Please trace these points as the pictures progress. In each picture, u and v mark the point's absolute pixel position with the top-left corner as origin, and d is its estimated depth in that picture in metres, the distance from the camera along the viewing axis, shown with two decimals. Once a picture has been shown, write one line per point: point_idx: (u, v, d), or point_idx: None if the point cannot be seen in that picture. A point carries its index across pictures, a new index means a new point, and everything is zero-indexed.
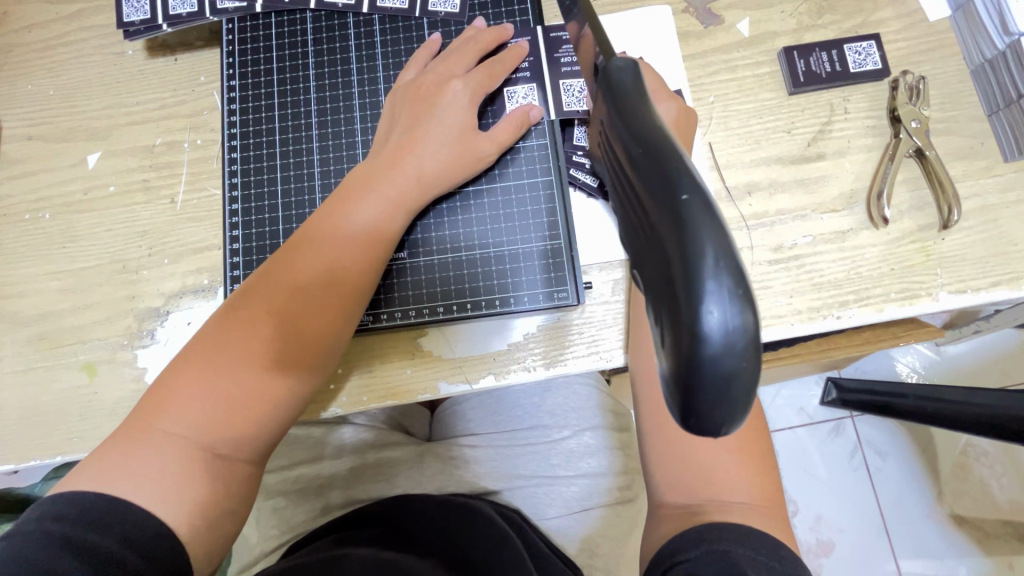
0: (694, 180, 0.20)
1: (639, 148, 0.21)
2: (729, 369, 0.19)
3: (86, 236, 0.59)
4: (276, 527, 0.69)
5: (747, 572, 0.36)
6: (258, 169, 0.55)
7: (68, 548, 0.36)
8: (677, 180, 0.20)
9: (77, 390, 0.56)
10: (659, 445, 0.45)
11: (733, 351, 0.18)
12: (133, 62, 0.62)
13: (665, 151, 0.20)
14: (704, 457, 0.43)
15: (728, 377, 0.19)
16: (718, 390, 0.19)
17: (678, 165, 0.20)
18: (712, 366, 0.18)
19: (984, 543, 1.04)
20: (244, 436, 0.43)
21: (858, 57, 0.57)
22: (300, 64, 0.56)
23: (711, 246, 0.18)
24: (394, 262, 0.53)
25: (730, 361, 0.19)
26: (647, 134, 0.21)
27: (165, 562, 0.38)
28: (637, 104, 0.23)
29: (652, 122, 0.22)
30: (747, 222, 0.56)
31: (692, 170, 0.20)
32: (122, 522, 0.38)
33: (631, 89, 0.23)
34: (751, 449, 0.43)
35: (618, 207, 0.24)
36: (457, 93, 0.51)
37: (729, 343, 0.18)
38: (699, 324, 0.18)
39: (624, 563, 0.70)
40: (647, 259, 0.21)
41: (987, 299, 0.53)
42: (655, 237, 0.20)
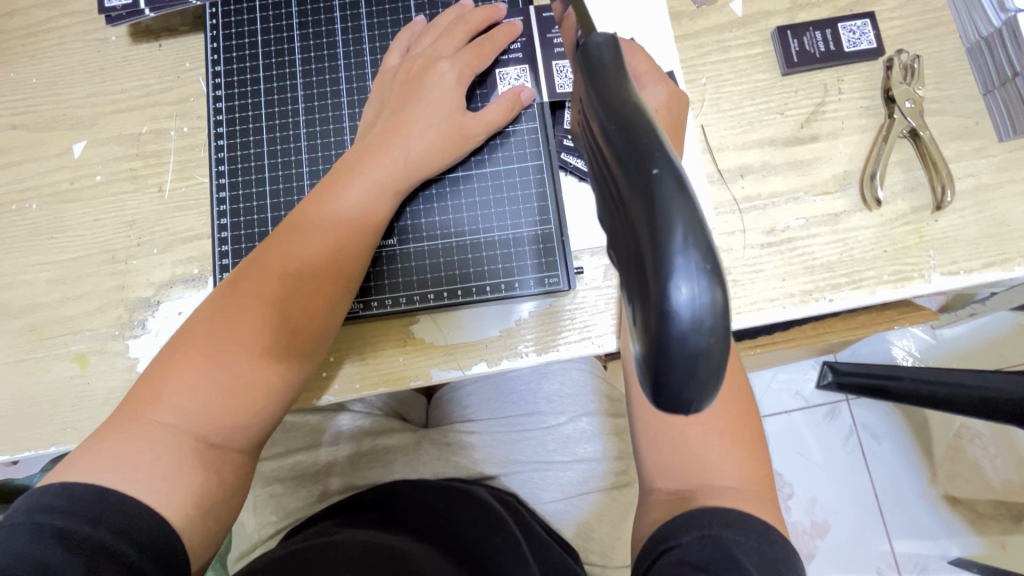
0: (667, 155, 0.19)
1: (614, 125, 0.21)
2: (698, 348, 0.19)
3: (74, 226, 0.59)
4: (273, 513, 0.70)
5: (740, 557, 0.36)
6: (244, 156, 0.54)
7: (58, 540, 0.36)
8: (648, 155, 0.19)
9: (69, 381, 0.56)
10: (652, 422, 0.45)
11: (701, 328, 0.18)
12: (117, 48, 0.61)
13: (639, 127, 0.20)
14: (696, 435, 0.43)
15: (695, 355, 0.19)
16: (687, 367, 0.19)
17: (651, 142, 0.20)
18: (680, 344, 0.18)
19: (976, 523, 1.06)
20: (234, 425, 0.43)
21: (852, 36, 0.57)
22: (286, 49, 0.55)
23: (680, 222, 0.18)
24: (383, 248, 0.53)
25: (698, 339, 0.19)
26: (621, 111, 0.21)
27: (159, 550, 0.38)
28: (614, 80, 0.22)
29: (628, 98, 0.22)
30: (740, 205, 0.55)
31: (665, 145, 0.20)
32: (113, 513, 0.38)
33: (610, 66, 0.23)
34: (742, 431, 0.44)
35: (594, 187, 0.24)
36: (445, 74, 0.50)
37: (698, 321, 0.18)
38: (667, 302, 0.18)
39: (621, 546, 0.71)
40: (621, 238, 0.21)
41: (978, 281, 0.53)
42: (627, 215, 0.20)
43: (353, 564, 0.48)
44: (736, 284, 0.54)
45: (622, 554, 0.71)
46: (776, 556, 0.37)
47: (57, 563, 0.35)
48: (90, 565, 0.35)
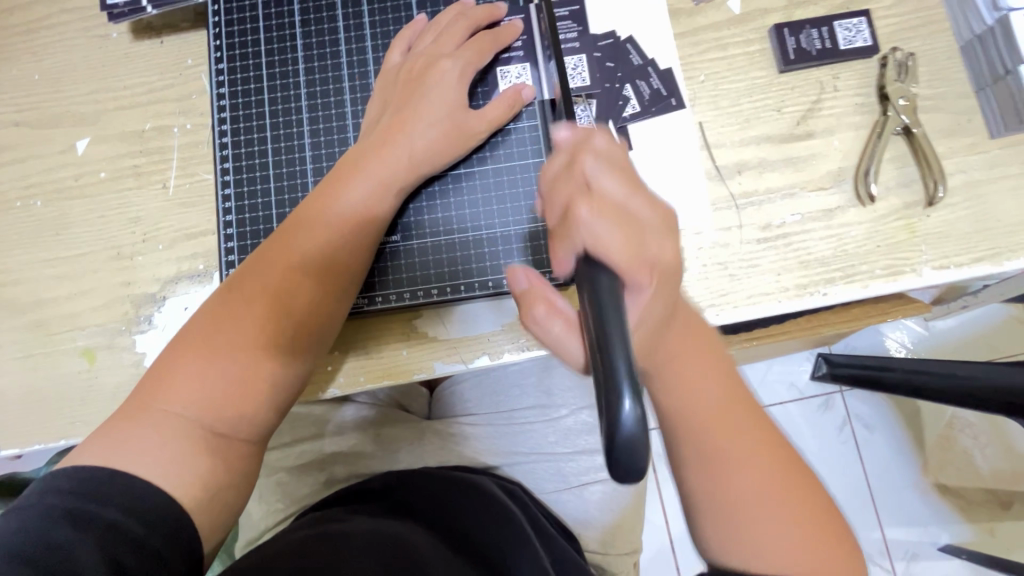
0: (619, 314, 0.30)
1: (591, 290, 0.32)
2: (631, 436, 0.27)
3: (79, 223, 0.59)
4: (280, 502, 0.71)
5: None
6: (249, 154, 0.55)
7: (70, 520, 0.37)
8: (603, 313, 0.30)
9: (78, 375, 0.56)
10: (710, 506, 0.40)
11: (636, 433, 0.28)
12: (118, 45, 0.61)
13: (603, 291, 0.32)
14: (761, 519, 0.39)
15: (630, 440, 0.28)
16: (625, 449, 0.28)
17: (608, 303, 0.31)
18: (620, 430, 0.28)
19: (965, 509, 1.09)
20: (242, 414, 0.44)
21: (848, 34, 0.57)
22: (289, 46, 0.56)
23: (621, 362, 0.28)
24: (386, 244, 0.53)
25: (631, 429, 0.27)
26: (593, 285, 0.32)
27: (168, 529, 0.39)
28: (594, 280, 0.33)
29: (599, 278, 0.32)
30: (737, 201, 0.56)
31: (617, 305, 0.31)
32: (123, 495, 0.39)
33: (586, 229, 0.35)
34: (807, 506, 0.40)
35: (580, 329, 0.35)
36: (447, 72, 0.50)
37: (633, 428, 0.27)
38: (610, 401, 0.28)
39: (620, 535, 0.74)
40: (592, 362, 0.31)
41: (969, 275, 0.54)
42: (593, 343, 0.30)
43: (369, 557, 0.49)
44: (733, 279, 0.55)
45: (620, 540, 0.74)
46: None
47: (70, 541, 0.36)
48: (103, 542, 0.37)
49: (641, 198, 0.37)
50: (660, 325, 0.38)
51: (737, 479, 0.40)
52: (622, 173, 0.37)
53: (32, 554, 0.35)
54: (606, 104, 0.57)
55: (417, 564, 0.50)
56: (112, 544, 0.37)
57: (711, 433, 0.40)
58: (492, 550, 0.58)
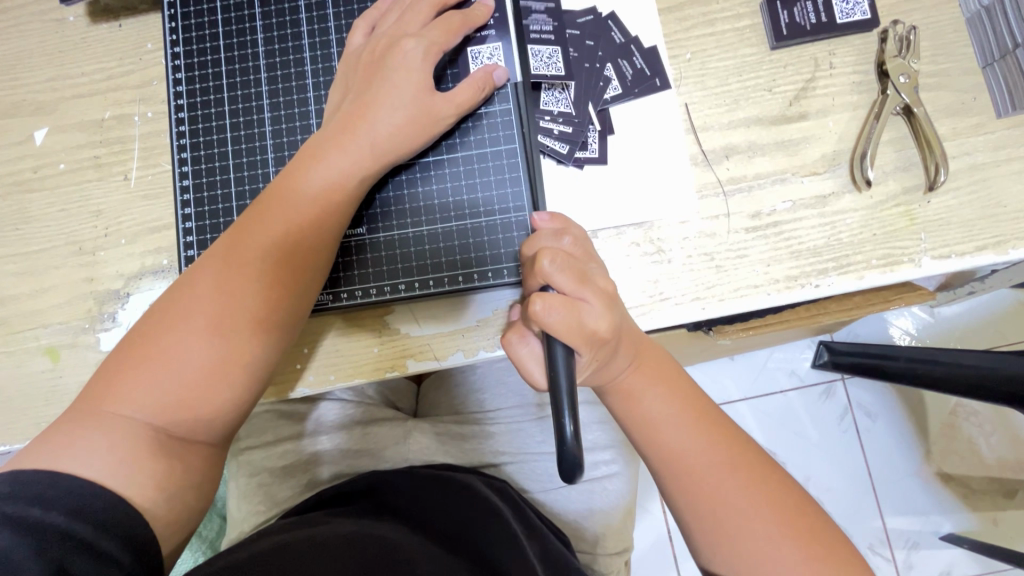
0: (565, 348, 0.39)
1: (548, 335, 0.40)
2: (571, 452, 0.35)
3: (39, 217, 0.57)
4: (261, 501, 0.70)
5: None
6: (207, 143, 0.52)
7: (9, 526, 0.35)
8: (556, 363, 0.39)
9: (41, 375, 0.55)
10: (692, 511, 0.43)
11: (571, 456, 0.35)
12: (76, 30, 0.58)
13: (556, 344, 0.39)
14: (737, 519, 0.41)
15: (571, 457, 0.35)
16: (568, 464, 0.35)
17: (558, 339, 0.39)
18: (563, 450, 0.35)
19: (969, 500, 1.07)
20: (197, 416, 0.42)
21: (845, 6, 0.53)
22: (248, 28, 0.53)
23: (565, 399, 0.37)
24: (352, 237, 0.51)
25: (571, 447, 0.35)
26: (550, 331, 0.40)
27: (119, 533, 0.38)
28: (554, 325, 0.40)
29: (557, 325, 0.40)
30: (724, 187, 0.53)
31: (567, 357, 0.39)
32: (70, 498, 0.37)
33: (546, 307, 0.39)
34: (781, 502, 0.42)
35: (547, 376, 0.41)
36: (410, 51, 0.47)
37: (570, 451, 0.35)
38: (559, 426, 0.36)
39: (611, 535, 0.72)
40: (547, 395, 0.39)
41: (971, 264, 0.51)
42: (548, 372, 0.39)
43: (348, 559, 0.47)
44: (720, 271, 0.52)
45: (610, 539, 0.72)
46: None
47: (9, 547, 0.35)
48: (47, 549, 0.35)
49: (595, 285, 0.41)
50: (613, 363, 0.44)
51: (711, 487, 0.42)
52: (574, 261, 0.42)
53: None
54: (585, 86, 0.53)
55: (400, 563, 0.49)
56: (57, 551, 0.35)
57: (678, 449, 0.43)
58: (478, 547, 0.57)
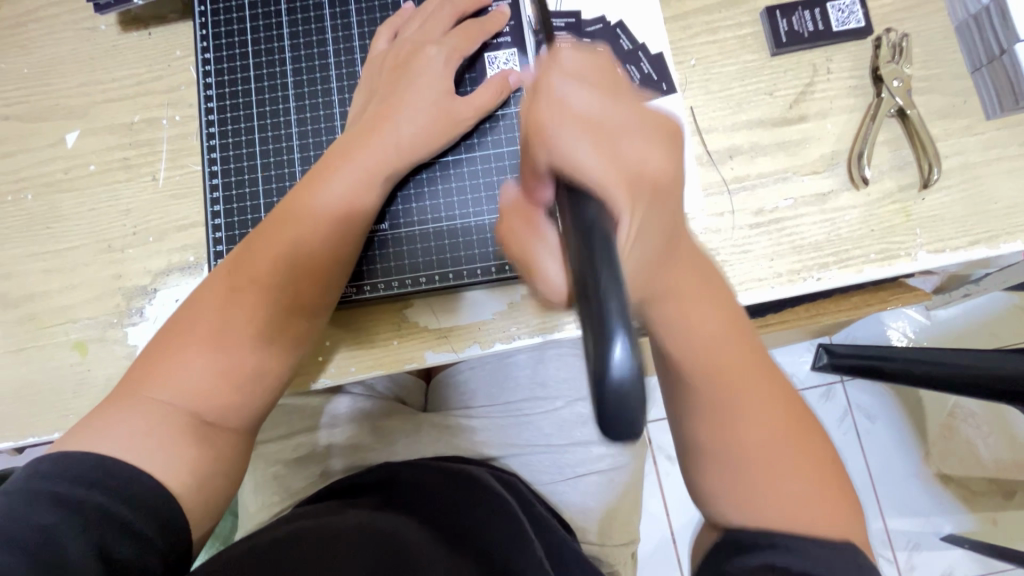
0: (608, 241, 0.28)
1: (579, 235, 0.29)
2: (626, 388, 0.25)
3: (69, 216, 0.59)
4: (277, 494, 0.71)
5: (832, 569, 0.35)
6: (236, 144, 0.54)
7: (56, 505, 0.37)
8: (597, 267, 0.27)
9: (70, 368, 0.57)
10: (717, 456, 0.40)
11: (629, 381, 0.25)
12: (106, 37, 0.61)
13: (597, 247, 0.28)
14: (773, 470, 0.39)
15: (626, 393, 0.25)
16: (618, 403, 0.26)
17: (594, 230, 0.28)
18: (613, 385, 0.25)
19: (969, 500, 1.09)
20: (229, 400, 0.44)
21: (841, 15, 0.57)
22: (275, 35, 0.55)
23: (617, 313, 0.26)
24: (375, 233, 0.53)
25: (626, 382, 0.25)
26: (585, 231, 0.29)
27: (157, 514, 0.40)
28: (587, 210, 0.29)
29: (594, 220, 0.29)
30: (729, 186, 0.56)
31: (614, 260, 0.27)
32: (110, 479, 0.39)
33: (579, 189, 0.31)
34: (817, 460, 0.40)
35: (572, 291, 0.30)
36: (433, 58, 0.50)
37: (625, 376, 0.25)
38: (604, 357, 0.26)
39: (615, 525, 0.75)
40: (583, 323, 0.27)
41: (964, 258, 0.54)
42: (581, 282, 0.28)
43: (369, 555, 0.48)
44: (726, 265, 0.55)
45: (616, 530, 0.74)
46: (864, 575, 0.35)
47: (56, 525, 0.36)
48: (89, 527, 0.37)
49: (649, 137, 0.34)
50: (656, 244, 0.34)
51: (751, 430, 0.39)
52: (599, 74, 0.35)
53: (19, 537, 0.35)
54: None
55: (410, 560, 0.50)
56: (98, 529, 0.37)
57: (726, 378, 0.39)
58: (490, 543, 0.57)
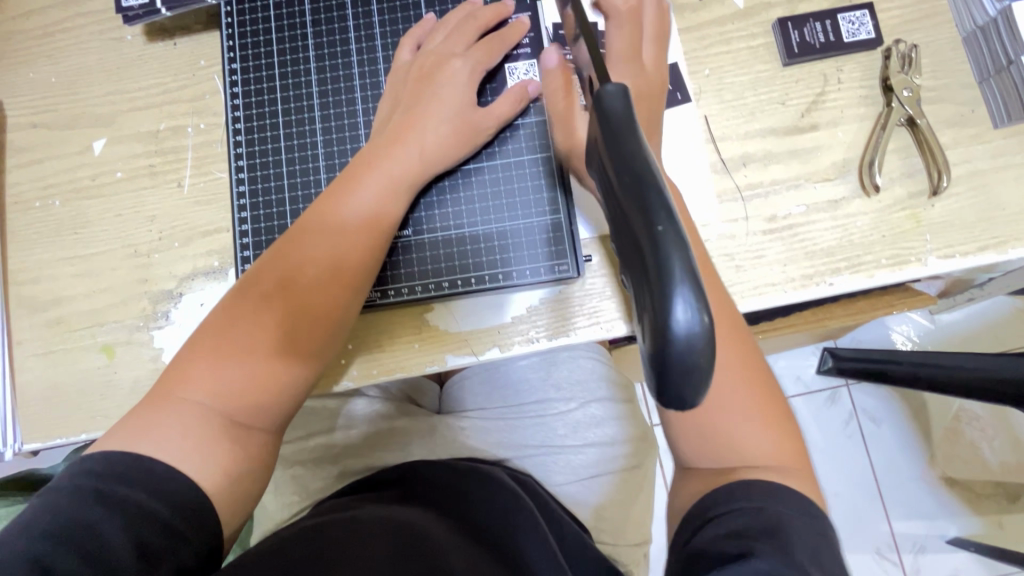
0: (657, 179, 0.23)
1: (625, 172, 0.23)
2: (690, 358, 0.22)
3: (96, 222, 0.61)
4: (295, 494, 0.72)
5: (780, 527, 0.38)
6: (262, 152, 0.56)
7: (99, 502, 0.39)
8: (653, 214, 0.22)
9: (97, 371, 0.58)
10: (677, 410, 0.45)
11: (697, 345, 0.22)
12: (133, 47, 0.63)
13: (648, 187, 0.23)
14: (725, 416, 0.44)
15: (689, 363, 0.22)
16: (682, 375, 0.22)
17: (643, 164, 0.23)
18: (677, 356, 0.22)
19: (973, 503, 1.09)
20: (259, 402, 0.45)
21: (851, 26, 0.58)
22: (300, 47, 0.57)
23: (680, 267, 0.21)
24: (398, 239, 0.54)
25: (691, 352, 0.22)
26: (632, 165, 0.24)
27: (192, 513, 0.41)
28: (628, 134, 0.25)
29: (639, 151, 0.24)
30: (743, 193, 0.57)
31: (668, 203, 0.23)
32: (148, 478, 0.41)
33: (621, 115, 0.25)
34: (769, 404, 0.45)
35: (614, 244, 0.26)
36: (457, 70, 0.52)
37: (692, 339, 0.21)
38: (668, 323, 0.21)
39: (629, 525, 0.75)
40: (637, 282, 0.23)
41: (973, 264, 0.55)
42: (630, 227, 0.23)
43: (390, 546, 0.49)
44: (739, 270, 0.56)
45: (631, 531, 0.74)
46: (812, 529, 0.38)
47: (100, 522, 0.38)
48: (130, 525, 0.38)
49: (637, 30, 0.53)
50: None
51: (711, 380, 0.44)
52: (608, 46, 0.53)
53: (71, 533, 0.37)
54: None
55: (429, 550, 0.51)
56: (138, 526, 0.38)
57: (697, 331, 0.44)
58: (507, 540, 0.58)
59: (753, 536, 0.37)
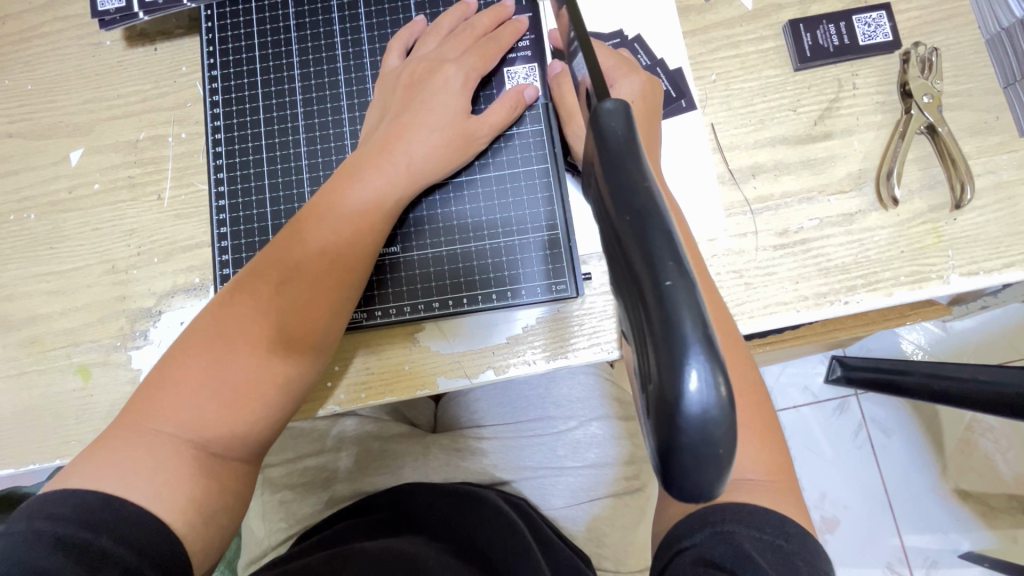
0: (663, 217, 0.20)
1: (627, 209, 0.21)
2: (706, 434, 0.19)
3: (73, 236, 0.58)
4: (283, 520, 0.69)
5: (753, 555, 0.35)
6: (243, 163, 0.53)
7: (59, 548, 0.35)
8: (660, 266, 0.19)
9: (72, 394, 0.55)
10: None
11: (713, 421, 0.19)
12: (112, 53, 0.60)
13: (653, 229, 0.20)
14: None
15: (704, 437, 0.19)
16: (696, 452, 0.19)
17: (647, 199, 0.21)
18: (689, 431, 0.19)
19: (988, 517, 1.05)
20: (236, 434, 0.42)
21: (867, 28, 0.55)
22: (284, 52, 0.54)
23: (692, 327, 0.19)
24: (386, 256, 0.51)
25: (706, 426, 0.19)
26: (635, 200, 0.21)
27: (161, 556, 0.38)
28: (631, 162, 0.22)
29: (644, 183, 0.21)
30: (752, 206, 0.54)
31: (676, 249, 0.20)
32: (115, 519, 0.37)
33: (623, 138, 0.22)
34: (764, 428, 0.41)
35: (615, 284, 0.23)
36: (450, 77, 0.49)
37: (707, 415, 0.19)
38: (680, 394, 0.19)
39: (633, 552, 0.71)
40: (642, 338, 0.21)
41: (998, 281, 0.51)
42: (634, 274, 0.20)
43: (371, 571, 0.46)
44: (749, 288, 0.52)
45: (634, 557, 0.70)
46: (790, 549, 0.36)
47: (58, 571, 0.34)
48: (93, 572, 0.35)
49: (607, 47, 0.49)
50: None
51: None
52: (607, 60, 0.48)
53: None
54: None
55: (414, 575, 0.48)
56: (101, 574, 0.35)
57: None
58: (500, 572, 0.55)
59: (729, 571, 0.34)
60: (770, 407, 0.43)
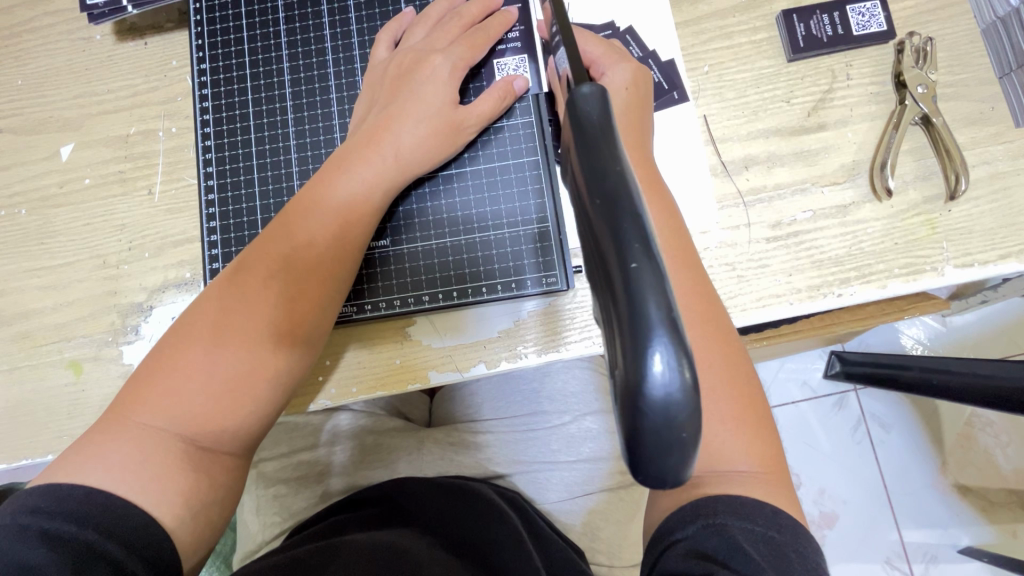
0: (634, 201, 0.20)
1: (598, 192, 0.20)
2: (670, 419, 0.19)
3: (64, 231, 0.58)
4: (278, 514, 0.69)
5: (745, 547, 0.35)
6: (233, 157, 0.53)
7: (44, 544, 0.35)
8: (627, 248, 0.19)
9: (64, 389, 0.55)
10: None
11: (676, 406, 0.19)
12: (102, 47, 0.60)
13: (622, 211, 0.20)
14: (710, 429, 0.40)
15: (668, 422, 0.19)
16: (659, 437, 0.19)
17: (618, 182, 0.20)
18: (652, 416, 0.19)
19: (987, 512, 1.05)
20: (221, 427, 0.42)
21: (861, 18, 0.54)
22: (273, 45, 0.54)
23: (656, 310, 0.19)
24: (375, 250, 0.51)
25: (670, 411, 0.19)
26: (607, 183, 0.20)
27: (148, 549, 0.38)
28: (604, 146, 0.21)
29: (616, 166, 0.21)
30: (744, 198, 0.53)
31: (645, 232, 0.20)
32: (101, 513, 0.37)
33: (597, 122, 0.22)
34: (756, 420, 0.41)
35: (587, 270, 0.23)
36: (438, 67, 0.48)
37: (670, 399, 0.19)
38: (644, 377, 0.19)
39: (628, 546, 0.71)
40: (610, 323, 0.20)
41: (993, 273, 0.51)
42: (603, 257, 0.20)
43: (364, 565, 0.46)
44: (742, 281, 0.52)
45: (629, 551, 0.70)
46: (781, 541, 0.36)
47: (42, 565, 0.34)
48: (78, 566, 0.35)
49: (596, 36, 0.49)
50: None
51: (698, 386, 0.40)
52: (596, 50, 0.48)
53: None
54: None
55: (407, 568, 0.48)
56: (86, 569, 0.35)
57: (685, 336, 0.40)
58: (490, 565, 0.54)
59: (721, 564, 0.34)
60: (762, 400, 0.42)
